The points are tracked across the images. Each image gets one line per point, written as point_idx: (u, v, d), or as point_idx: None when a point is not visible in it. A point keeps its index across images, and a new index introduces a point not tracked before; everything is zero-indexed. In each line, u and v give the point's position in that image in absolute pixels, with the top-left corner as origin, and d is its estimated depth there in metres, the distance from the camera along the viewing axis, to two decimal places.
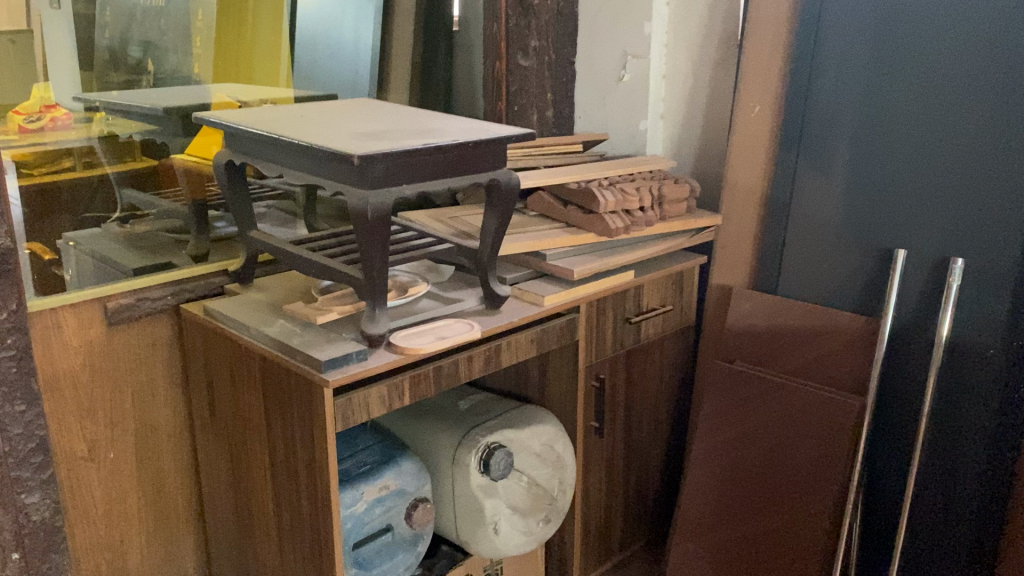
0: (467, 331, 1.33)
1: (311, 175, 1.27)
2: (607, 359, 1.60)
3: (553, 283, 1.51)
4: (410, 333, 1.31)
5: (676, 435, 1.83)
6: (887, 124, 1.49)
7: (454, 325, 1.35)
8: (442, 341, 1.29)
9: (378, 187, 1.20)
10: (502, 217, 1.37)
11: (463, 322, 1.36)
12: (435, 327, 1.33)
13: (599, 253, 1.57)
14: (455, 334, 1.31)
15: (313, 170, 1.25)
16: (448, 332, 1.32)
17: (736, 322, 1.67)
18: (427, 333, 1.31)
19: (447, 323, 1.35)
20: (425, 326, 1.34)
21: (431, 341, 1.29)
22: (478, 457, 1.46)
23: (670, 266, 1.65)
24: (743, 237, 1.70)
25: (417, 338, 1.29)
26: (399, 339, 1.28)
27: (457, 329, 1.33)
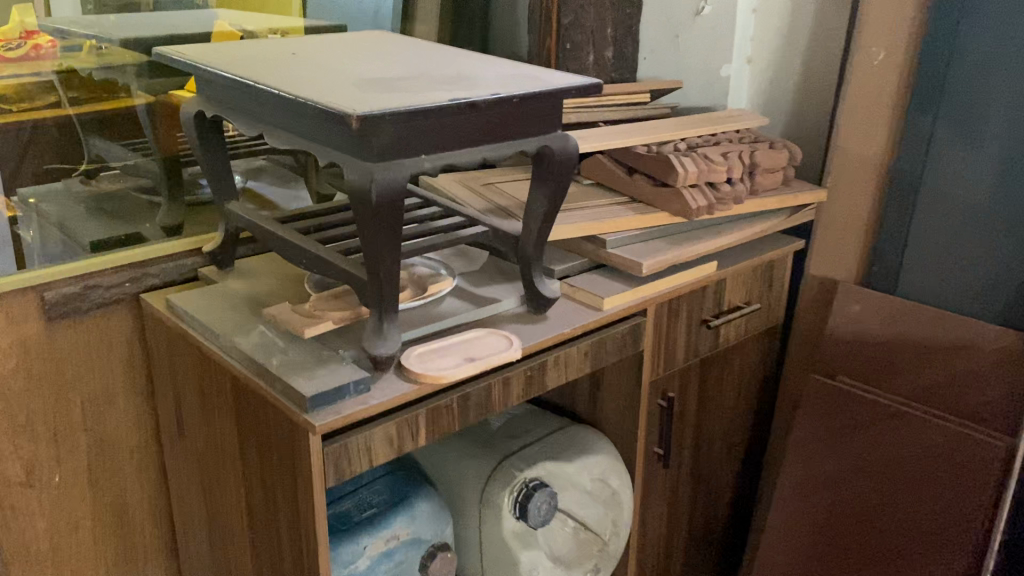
0: (504, 348, 1.00)
1: (296, 138, 0.93)
2: (677, 371, 1.28)
3: (614, 278, 1.17)
4: (427, 350, 0.99)
5: (753, 454, 1.51)
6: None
7: (486, 338, 1.02)
8: (470, 365, 0.97)
9: (387, 161, 0.86)
10: (554, 198, 1.04)
11: (497, 334, 1.04)
12: (460, 343, 1.01)
13: (674, 239, 1.24)
14: (488, 354, 0.99)
15: (300, 131, 0.92)
16: (478, 350, 1.00)
17: (840, 327, 1.33)
18: (450, 352, 0.99)
19: (476, 336, 1.03)
20: (447, 339, 1.01)
21: (456, 365, 0.96)
22: (512, 497, 1.15)
23: (759, 255, 1.31)
24: (852, 219, 1.35)
25: (436, 359, 0.97)
26: (412, 362, 0.96)
27: (489, 345, 1.01)
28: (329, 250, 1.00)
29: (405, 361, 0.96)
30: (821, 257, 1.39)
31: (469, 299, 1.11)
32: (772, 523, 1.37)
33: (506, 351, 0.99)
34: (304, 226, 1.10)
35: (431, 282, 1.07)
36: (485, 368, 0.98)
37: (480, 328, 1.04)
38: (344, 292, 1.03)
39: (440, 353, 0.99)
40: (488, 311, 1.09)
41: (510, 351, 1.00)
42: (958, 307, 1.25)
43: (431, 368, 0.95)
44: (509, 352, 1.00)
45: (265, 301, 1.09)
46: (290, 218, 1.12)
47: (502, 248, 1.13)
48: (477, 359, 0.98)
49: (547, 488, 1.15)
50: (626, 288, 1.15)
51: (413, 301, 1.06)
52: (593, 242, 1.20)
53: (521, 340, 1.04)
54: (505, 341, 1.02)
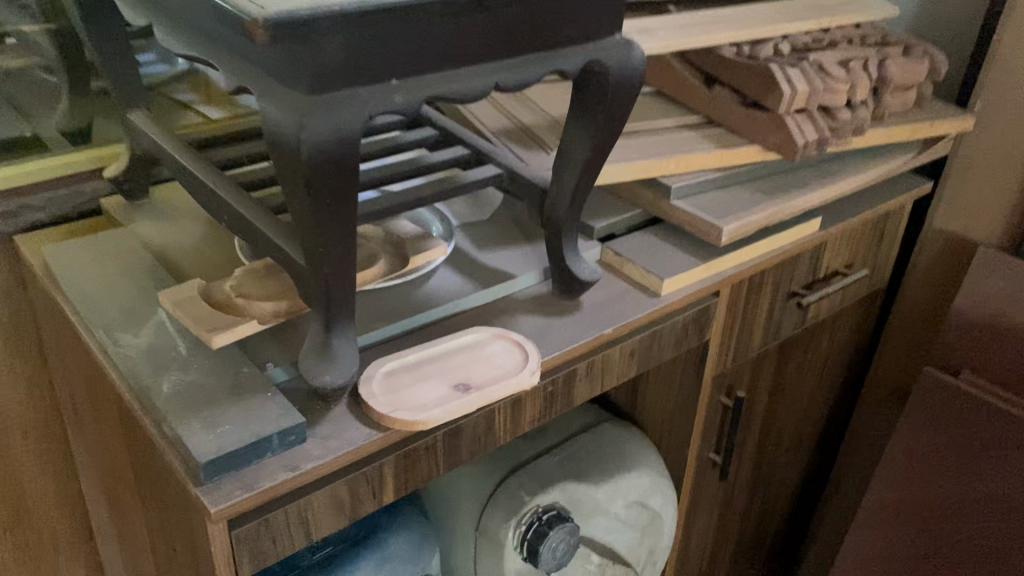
0: (514, 368, 0.67)
1: (190, 38, 0.58)
2: (748, 359, 0.95)
3: (678, 245, 0.83)
4: (401, 370, 0.66)
5: (831, 444, 1.20)
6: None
7: (490, 348, 0.69)
8: (461, 400, 0.64)
9: (332, 97, 0.51)
10: (601, 140, 0.68)
11: (507, 341, 0.70)
12: (452, 358, 0.68)
13: (763, 188, 0.88)
14: (490, 379, 0.66)
15: (196, 28, 0.57)
16: (476, 373, 0.67)
17: (976, 307, 0.98)
18: (434, 375, 0.66)
19: (475, 343, 0.70)
20: (433, 349, 0.68)
21: (439, 400, 0.64)
22: (519, 531, 0.86)
23: (875, 207, 0.96)
24: (1006, 160, 0.98)
25: (414, 387, 0.65)
26: (374, 391, 0.63)
27: (494, 362, 0.68)
28: (259, 209, 0.66)
29: (365, 387, 0.64)
30: (952, 207, 1.03)
31: (469, 273, 0.77)
32: (859, 546, 1.08)
33: (516, 376, 0.66)
34: (230, 158, 0.76)
35: (414, 251, 0.74)
36: (484, 403, 0.65)
37: (484, 328, 0.71)
38: (276, 268, 0.69)
39: (422, 375, 0.66)
40: (495, 295, 0.76)
41: (523, 374, 0.66)
42: None
43: (402, 404, 0.63)
44: (520, 377, 0.66)
45: (179, 268, 0.76)
46: (213, 143, 0.78)
47: (519, 197, 0.78)
48: (474, 388, 0.65)
49: (566, 522, 0.85)
50: (695, 262, 0.81)
51: (388, 279, 0.73)
52: (652, 189, 0.85)
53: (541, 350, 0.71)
54: (518, 354, 0.69)
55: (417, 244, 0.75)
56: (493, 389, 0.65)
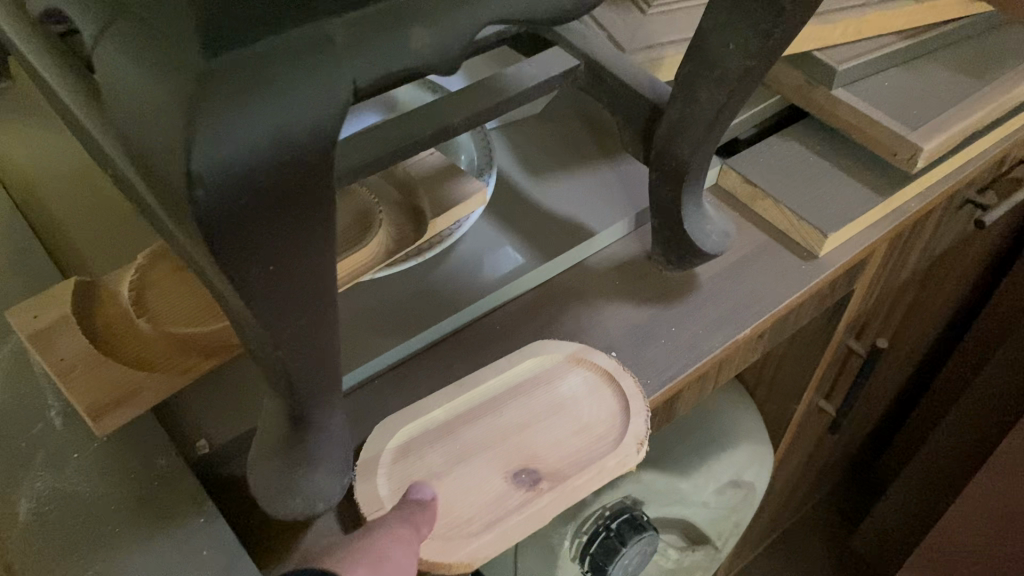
0: (610, 433, 0.40)
1: None
2: (892, 291, 0.69)
3: (838, 165, 0.53)
4: (424, 442, 0.39)
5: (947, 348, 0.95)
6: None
7: (565, 385, 0.42)
8: (527, 506, 0.37)
9: (266, 72, 0.22)
10: (774, 45, 0.38)
11: (588, 373, 0.42)
12: (504, 416, 0.40)
13: (965, 61, 0.56)
14: (570, 460, 0.39)
15: None
16: (545, 446, 0.39)
17: None
18: (479, 452, 0.39)
19: (539, 378, 0.42)
20: (473, 397, 0.41)
21: (492, 509, 0.37)
22: (576, 541, 0.64)
23: None
24: None
25: (447, 479, 0.38)
26: (382, 498, 0.37)
27: (574, 423, 0.40)
28: None
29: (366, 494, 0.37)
30: None
31: (520, 231, 0.49)
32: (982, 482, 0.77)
33: (612, 453, 0.39)
34: None
35: (435, 211, 0.45)
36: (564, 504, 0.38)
37: (554, 344, 0.43)
38: (189, 273, 0.41)
39: (459, 455, 0.39)
40: (560, 267, 0.48)
41: (622, 446, 0.39)
42: None
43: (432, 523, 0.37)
44: (621, 453, 0.39)
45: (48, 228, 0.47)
46: None
47: (606, 107, 0.48)
48: (545, 479, 0.38)
49: (642, 534, 0.61)
50: (871, 195, 0.52)
51: (393, 259, 0.45)
52: (800, 70, 0.54)
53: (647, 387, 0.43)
54: (609, 400, 0.41)
55: (438, 191, 0.46)
56: (578, 480, 0.38)
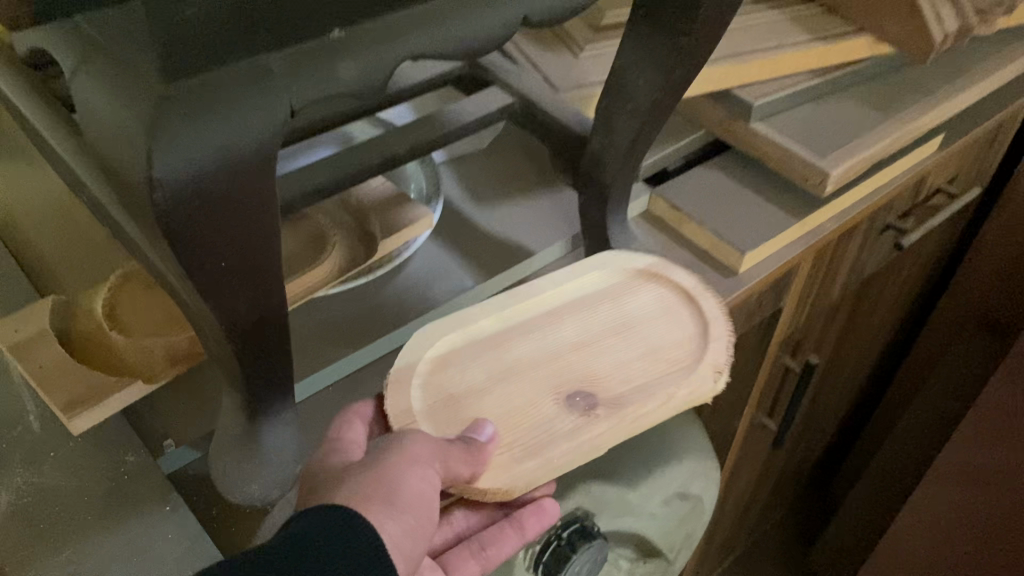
0: (674, 352, 0.44)
1: None
2: (823, 310, 0.74)
3: (757, 190, 0.59)
4: (469, 350, 0.43)
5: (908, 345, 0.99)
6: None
7: (629, 305, 0.46)
8: (580, 429, 0.40)
9: (221, 94, 0.26)
10: (676, 80, 0.43)
11: (666, 292, 0.47)
12: (563, 327, 0.44)
13: (874, 97, 0.62)
14: (634, 379, 0.43)
15: None
16: (614, 356, 0.44)
17: None
18: (529, 368, 0.43)
19: (605, 294, 0.46)
20: (532, 309, 0.45)
21: (535, 416, 0.41)
22: (531, 551, 0.67)
23: (1009, 109, 0.71)
24: None
25: (490, 394, 0.42)
26: (416, 413, 0.40)
27: (644, 344, 0.44)
28: None
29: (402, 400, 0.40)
30: None
31: (466, 253, 0.53)
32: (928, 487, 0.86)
33: (684, 382, 0.42)
34: None
35: (386, 232, 0.49)
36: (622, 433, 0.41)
37: (630, 257, 0.48)
38: (160, 286, 0.44)
39: (510, 363, 0.43)
40: (503, 285, 0.52)
41: (685, 364, 0.43)
42: None
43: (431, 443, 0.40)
44: (683, 371, 0.43)
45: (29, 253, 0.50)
46: None
47: (542, 139, 0.52)
48: (601, 407, 0.42)
49: (592, 542, 0.64)
50: (786, 218, 0.57)
51: (347, 276, 0.49)
52: (721, 106, 0.60)
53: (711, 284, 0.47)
54: (673, 317, 0.45)
55: (388, 216, 0.50)
56: (640, 394, 0.42)
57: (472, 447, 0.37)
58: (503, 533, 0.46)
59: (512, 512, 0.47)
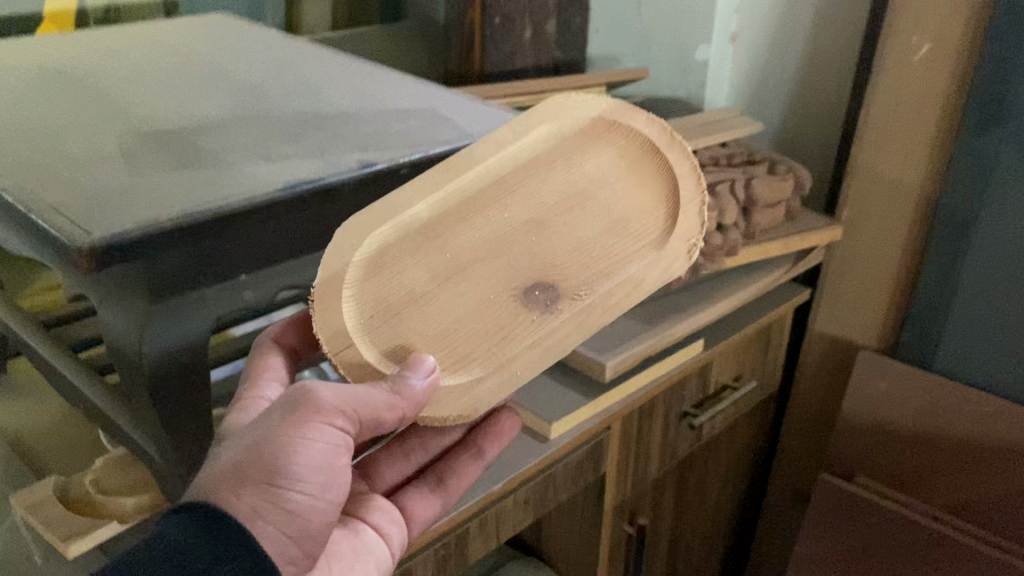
0: (631, 225, 0.55)
1: (14, 238, 0.54)
2: (649, 480, 0.95)
3: (563, 383, 0.83)
4: (404, 245, 0.55)
5: (755, 510, 1.22)
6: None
7: (584, 168, 0.57)
8: (539, 323, 0.53)
9: (180, 308, 0.50)
10: None
11: (617, 152, 0.58)
12: (519, 200, 0.56)
13: (644, 315, 0.88)
14: (592, 250, 0.55)
15: (19, 234, 0.53)
16: (574, 230, 0.55)
17: (856, 411, 1.03)
18: (474, 262, 0.55)
19: (562, 156, 0.57)
20: (481, 180, 0.57)
21: (497, 310, 0.54)
22: None
23: (756, 320, 0.98)
24: (877, 267, 1.02)
25: (435, 297, 0.54)
26: (350, 332, 0.52)
27: (609, 218, 0.56)
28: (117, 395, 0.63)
29: (344, 319, 0.52)
30: (831, 312, 1.07)
31: None
32: None
33: (638, 253, 0.55)
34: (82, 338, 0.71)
35: None
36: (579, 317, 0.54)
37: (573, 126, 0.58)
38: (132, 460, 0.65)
39: (458, 256, 0.55)
40: None
41: (647, 245, 0.55)
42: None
43: (367, 371, 0.52)
44: (646, 245, 0.55)
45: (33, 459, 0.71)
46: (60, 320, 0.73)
47: None
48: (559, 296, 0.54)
49: None
50: (582, 400, 0.80)
51: None
52: None
53: (667, 123, 0.57)
54: (629, 183, 0.57)
55: None
56: (606, 278, 0.54)
57: (400, 392, 0.48)
58: (466, 460, 0.67)
59: (473, 438, 0.68)
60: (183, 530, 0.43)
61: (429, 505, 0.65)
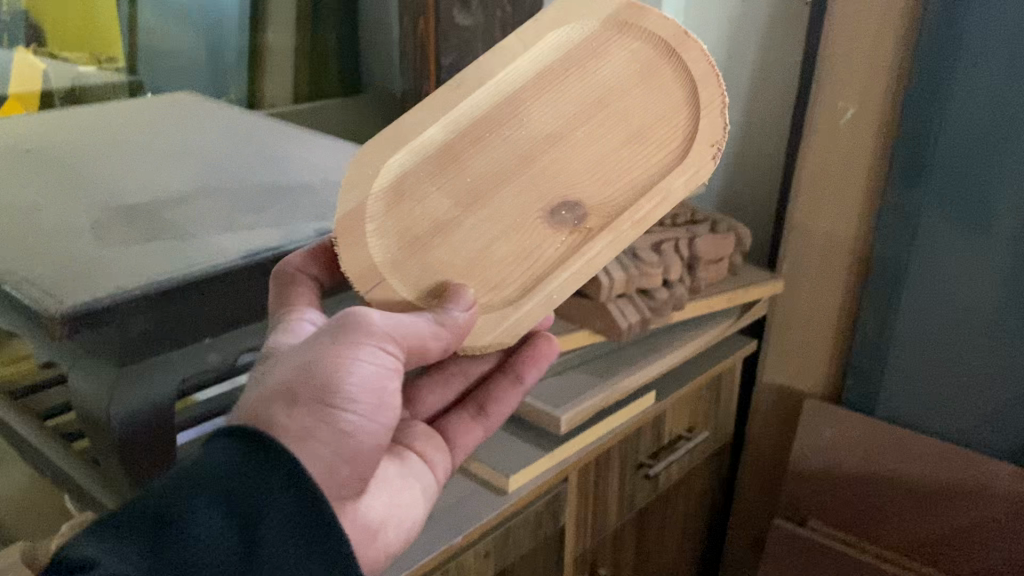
0: (644, 128, 0.59)
1: None
2: (608, 531, 0.98)
3: (520, 437, 0.86)
4: (424, 164, 0.59)
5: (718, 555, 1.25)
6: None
7: (598, 71, 0.60)
8: (572, 250, 0.59)
9: (146, 372, 0.53)
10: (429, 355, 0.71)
11: (631, 57, 0.60)
12: (534, 116, 0.60)
13: (597, 369, 0.92)
14: (609, 169, 0.59)
15: None
16: (590, 145, 0.59)
17: (805, 457, 1.07)
18: (496, 184, 0.59)
19: (577, 65, 0.60)
20: (494, 98, 0.60)
21: (526, 233, 0.59)
22: None
23: (705, 371, 1.02)
24: (818, 317, 1.07)
25: (462, 225, 0.59)
26: (379, 264, 0.57)
27: (624, 132, 0.59)
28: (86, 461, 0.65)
29: (373, 252, 0.57)
30: (779, 361, 1.12)
31: None
32: None
33: (654, 167, 0.59)
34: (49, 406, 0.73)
35: None
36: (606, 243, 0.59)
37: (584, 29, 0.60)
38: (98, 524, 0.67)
39: (476, 177, 0.59)
40: None
41: (662, 164, 0.59)
42: (962, 438, 0.98)
43: None
44: (661, 153, 0.59)
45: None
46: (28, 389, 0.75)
47: None
48: (579, 215, 0.59)
49: None
50: (538, 452, 0.83)
51: None
52: None
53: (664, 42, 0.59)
54: (646, 84, 0.59)
55: None
56: (628, 195, 0.59)
57: (443, 323, 0.54)
58: (505, 386, 0.68)
59: (508, 365, 0.68)
60: (232, 457, 0.45)
61: (473, 434, 0.68)
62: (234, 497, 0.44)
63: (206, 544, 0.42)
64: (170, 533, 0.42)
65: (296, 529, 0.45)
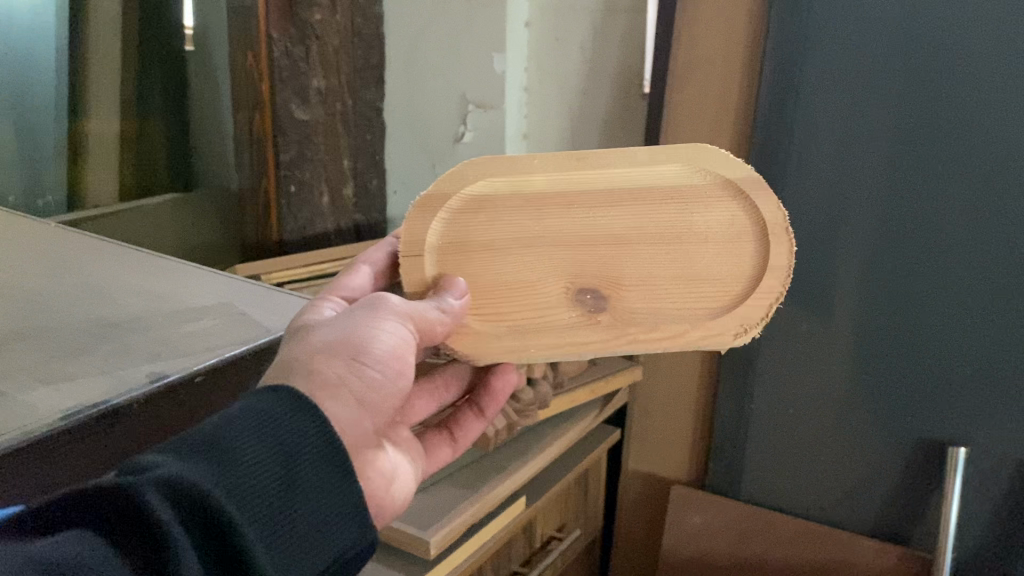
0: (712, 283, 0.57)
1: None
2: None
3: (387, 562, 0.80)
4: (502, 192, 0.57)
5: None
6: (935, 220, 0.85)
7: (699, 217, 0.56)
8: (569, 329, 0.57)
9: None
10: None
11: (734, 213, 0.56)
12: (612, 213, 0.57)
13: (464, 480, 0.88)
14: (655, 297, 0.57)
15: None
16: (651, 263, 0.57)
17: (677, 547, 1.06)
18: (541, 244, 0.57)
19: (697, 198, 0.56)
20: (594, 172, 0.56)
21: (538, 292, 0.57)
22: None
23: (573, 468, 1.00)
24: (678, 404, 1.08)
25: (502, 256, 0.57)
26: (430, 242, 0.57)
27: (682, 272, 0.57)
28: None
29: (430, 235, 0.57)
30: (643, 450, 1.12)
31: None
32: None
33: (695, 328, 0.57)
34: None
35: None
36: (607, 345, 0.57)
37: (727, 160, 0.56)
38: None
39: (527, 238, 0.57)
40: None
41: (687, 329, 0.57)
42: (823, 516, 1.00)
43: None
44: (706, 305, 0.57)
45: None
46: None
47: None
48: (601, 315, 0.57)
49: None
50: None
51: None
52: None
53: (753, 227, 0.56)
54: (731, 240, 0.57)
55: None
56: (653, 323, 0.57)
57: (446, 307, 0.53)
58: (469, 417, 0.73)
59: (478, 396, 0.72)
60: (277, 401, 0.42)
61: (443, 450, 0.69)
62: (278, 431, 0.41)
63: (264, 465, 0.39)
64: (228, 455, 0.39)
65: (336, 474, 0.42)
